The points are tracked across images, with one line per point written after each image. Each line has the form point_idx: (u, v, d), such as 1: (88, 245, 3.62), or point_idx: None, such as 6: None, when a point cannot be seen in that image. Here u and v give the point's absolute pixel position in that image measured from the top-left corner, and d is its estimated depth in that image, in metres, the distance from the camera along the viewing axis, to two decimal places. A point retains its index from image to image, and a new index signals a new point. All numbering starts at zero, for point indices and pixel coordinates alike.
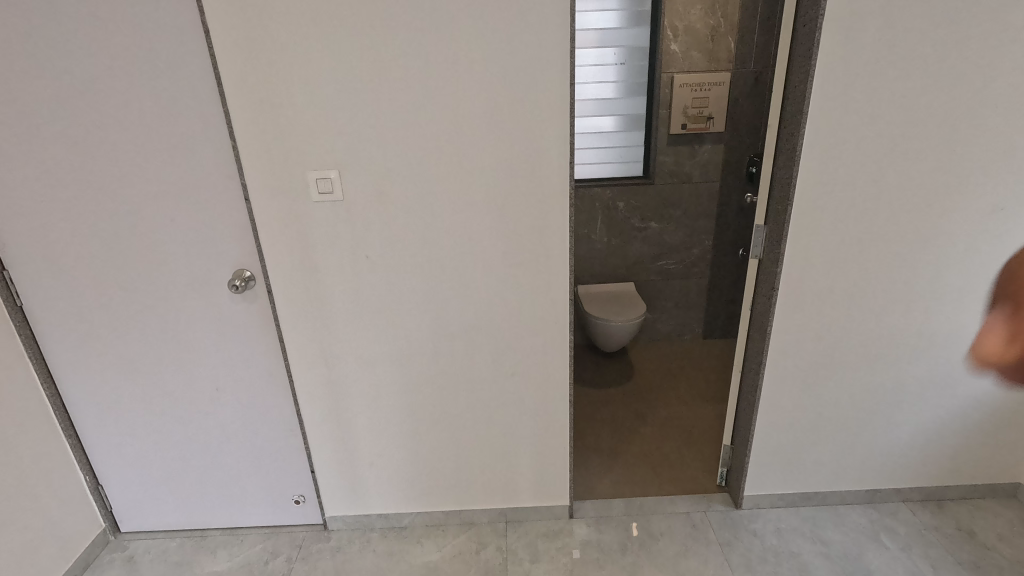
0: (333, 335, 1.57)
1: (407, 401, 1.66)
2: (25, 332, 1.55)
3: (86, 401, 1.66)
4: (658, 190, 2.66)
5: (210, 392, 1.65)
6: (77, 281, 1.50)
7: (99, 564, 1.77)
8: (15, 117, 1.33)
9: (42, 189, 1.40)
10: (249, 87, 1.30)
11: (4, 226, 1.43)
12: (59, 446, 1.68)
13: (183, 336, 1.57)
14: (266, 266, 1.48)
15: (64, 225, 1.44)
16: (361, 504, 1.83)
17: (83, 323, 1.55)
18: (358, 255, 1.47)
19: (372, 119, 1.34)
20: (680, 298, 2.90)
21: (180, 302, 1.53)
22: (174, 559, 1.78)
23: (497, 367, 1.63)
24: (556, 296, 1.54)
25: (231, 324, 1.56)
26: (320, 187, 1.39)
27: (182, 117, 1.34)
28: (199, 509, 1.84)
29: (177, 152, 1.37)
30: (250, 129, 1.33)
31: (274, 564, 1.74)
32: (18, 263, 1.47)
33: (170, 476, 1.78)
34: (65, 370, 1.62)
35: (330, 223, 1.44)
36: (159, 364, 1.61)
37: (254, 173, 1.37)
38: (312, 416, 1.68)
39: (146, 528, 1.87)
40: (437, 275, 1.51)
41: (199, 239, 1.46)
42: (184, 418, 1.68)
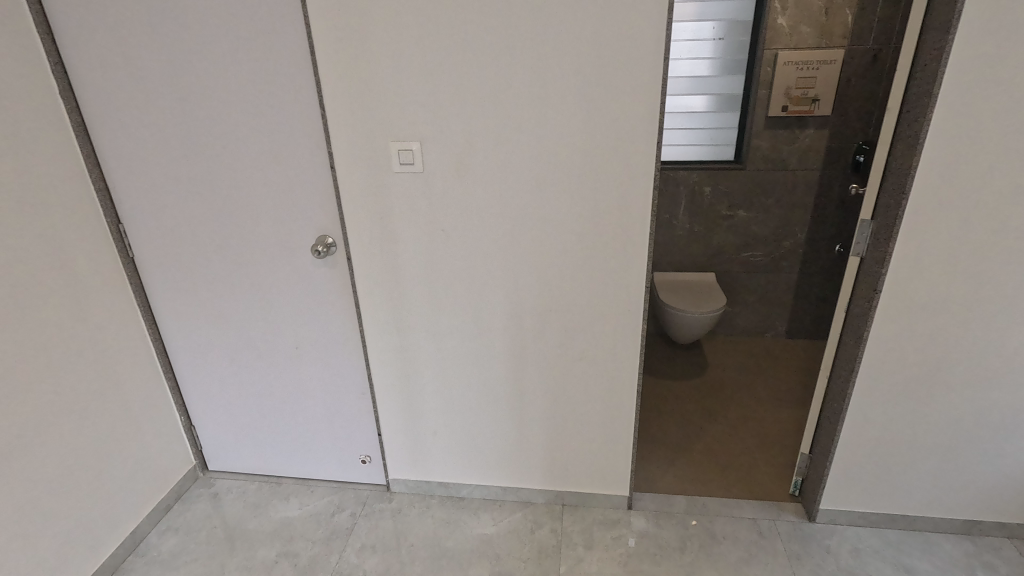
0: (406, 305, 1.60)
1: (472, 375, 1.68)
2: (135, 281, 1.70)
3: (184, 349, 1.81)
4: (749, 176, 2.49)
5: (291, 349, 1.74)
6: (180, 238, 1.62)
7: (189, 496, 1.95)
8: (134, 82, 1.44)
9: (154, 151, 1.52)
10: (340, 58, 1.32)
11: (122, 184, 1.57)
12: (160, 387, 1.84)
13: (269, 295, 1.66)
14: (348, 234, 1.52)
15: (172, 186, 1.55)
16: (422, 470, 1.88)
17: (184, 277, 1.68)
18: (435, 228, 1.48)
19: (456, 91, 1.32)
20: (765, 292, 2.72)
21: (267, 263, 1.61)
22: (252, 501, 1.92)
23: (564, 349, 1.60)
24: (631, 283, 1.48)
25: (313, 287, 1.63)
26: (401, 158, 1.40)
27: (277, 87, 1.39)
28: (275, 457, 1.96)
29: (272, 120, 1.42)
30: (339, 99, 1.36)
31: (340, 517, 1.84)
32: (132, 218, 1.62)
33: (251, 424, 1.91)
34: (167, 318, 1.77)
35: (409, 195, 1.45)
36: (247, 319, 1.71)
37: (341, 142, 1.41)
38: (382, 381, 1.73)
39: (230, 470, 2.03)
40: (510, 253, 1.49)
41: (289, 205, 1.52)
42: (267, 371, 1.79)
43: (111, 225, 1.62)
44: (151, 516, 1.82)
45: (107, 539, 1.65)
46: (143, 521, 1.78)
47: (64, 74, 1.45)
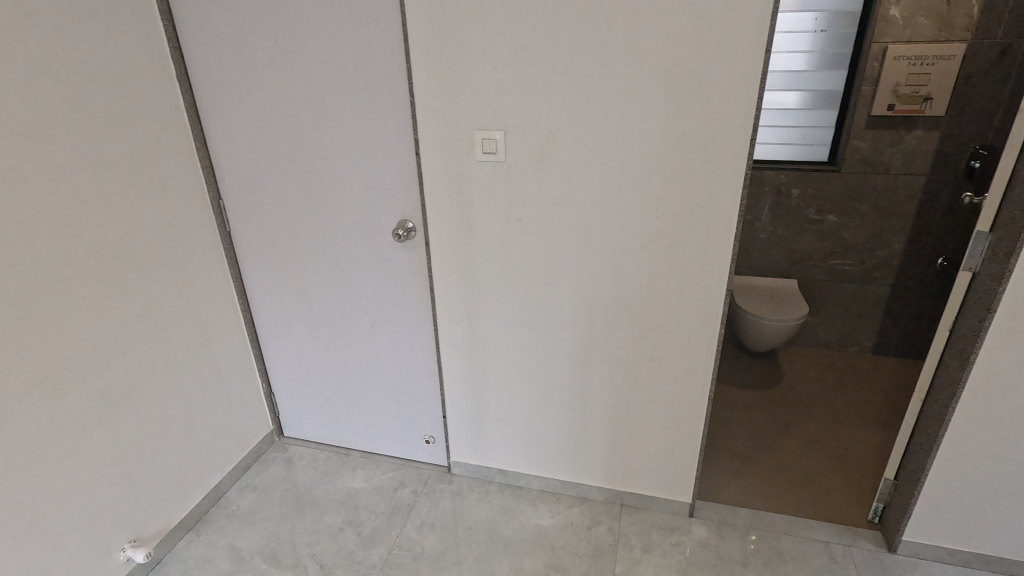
0: (479, 293, 1.62)
1: (539, 366, 1.68)
2: (230, 254, 1.82)
3: (270, 320, 1.92)
4: (844, 179, 2.33)
5: (366, 328, 1.80)
6: (272, 215, 1.72)
7: (265, 458, 2.08)
8: (241, 67, 1.53)
9: (254, 133, 1.61)
10: (432, 46, 1.34)
11: (225, 163, 1.68)
12: (246, 355, 1.97)
13: (349, 275, 1.73)
14: (427, 220, 1.56)
15: (268, 166, 1.64)
16: (483, 456, 1.91)
17: (273, 252, 1.78)
18: (512, 218, 1.49)
19: (544, 82, 1.31)
20: (852, 304, 2.55)
21: (351, 244, 1.68)
22: (322, 469, 2.02)
23: (635, 348, 1.57)
24: (711, 285, 1.43)
25: (391, 270, 1.68)
26: (485, 147, 1.41)
27: (370, 74, 1.43)
28: (345, 430, 2.05)
29: (363, 106, 1.47)
30: (428, 87, 1.39)
31: (402, 493, 1.90)
32: (231, 195, 1.73)
33: (325, 395, 2.00)
34: (256, 291, 1.88)
35: (489, 183, 1.46)
36: (328, 296, 1.79)
37: (427, 130, 1.44)
38: (450, 366, 1.77)
39: (303, 437, 2.14)
40: (587, 247, 1.47)
41: (373, 188, 1.57)
42: (343, 347, 1.87)
43: (212, 201, 1.74)
44: (233, 473, 1.95)
45: (194, 490, 1.79)
46: (225, 477, 1.92)
47: (180, 58, 1.56)
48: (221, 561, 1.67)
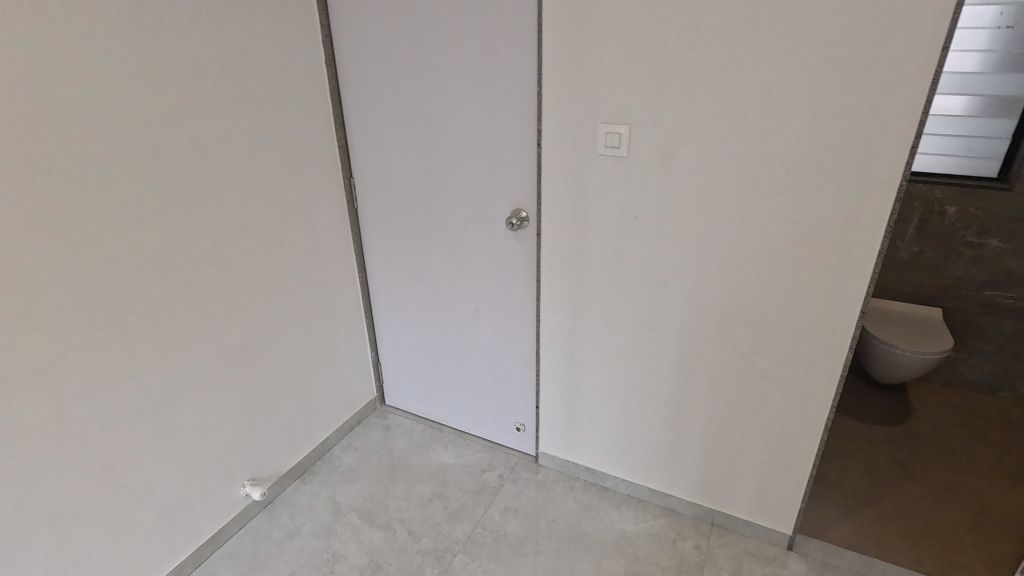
0: (585, 288, 1.60)
1: (639, 369, 1.63)
2: (355, 229, 1.95)
3: (384, 294, 2.03)
4: (1017, 200, 2.02)
5: (471, 311, 1.86)
6: (396, 196, 1.81)
7: (367, 423, 2.22)
8: (382, 54, 1.62)
9: (388, 116, 1.70)
10: (565, 37, 1.34)
11: (360, 144, 1.80)
12: (360, 324, 2.11)
13: (460, 258, 1.79)
14: (541, 211, 1.56)
15: (397, 149, 1.73)
16: (572, 452, 1.90)
17: (393, 231, 1.88)
18: (628, 215, 1.45)
19: (678, 76, 1.26)
20: (1008, 343, 2.22)
21: (465, 228, 1.73)
22: (417, 440, 2.12)
23: (746, 364, 1.48)
24: (842, 305, 1.31)
25: (500, 257, 1.71)
26: (608, 141, 1.39)
27: (502, 64, 1.46)
28: (442, 406, 2.14)
29: (491, 95, 1.51)
30: (556, 78, 1.39)
31: (489, 475, 1.95)
32: (362, 175, 1.85)
33: (427, 371, 2.09)
34: (374, 265, 2.00)
35: (608, 178, 1.43)
36: (439, 276, 1.86)
37: (551, 120, 1.44)
38: (548, 358, 1.77)
39: (403, 408, 2.26)
40: (704, 252, 1.40)
41: (492, 176, 1.61)
42: (448, 327, 1.94)
43: (343, 178, 1.87)
44: (338, 432, 2.11)
45: (304, 442, 1.95)
46: (331, 435, 2.08)
47: (330, 44, 1.69)
48: (322, 511, 1.82)
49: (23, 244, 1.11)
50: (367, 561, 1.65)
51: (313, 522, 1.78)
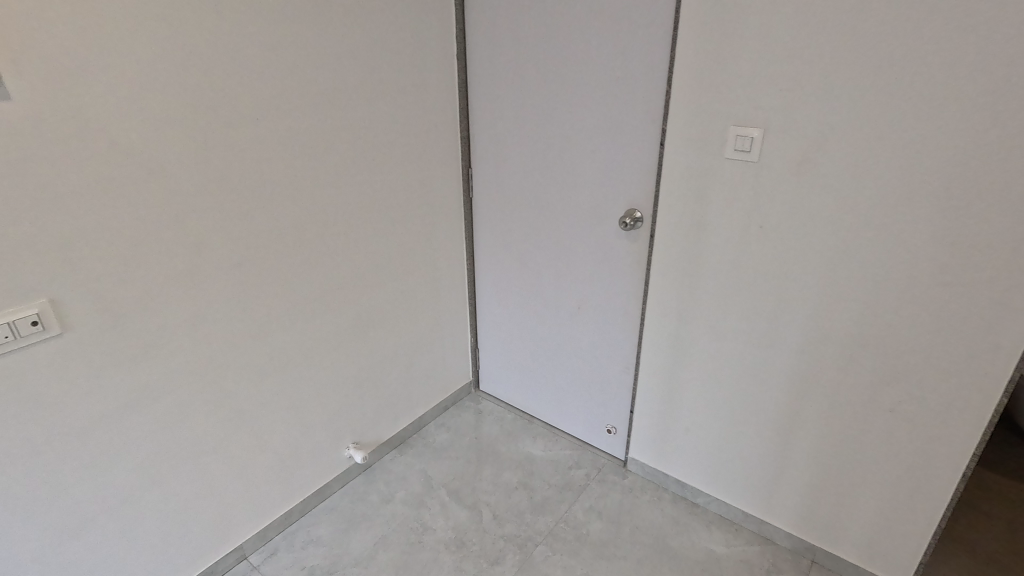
0: (695, 296, 1.55)
1: (745, 386, 1.55)
2: (468, 218, 2.03)
3: (488, 282, 2.10)
4: None
5: (573, 307, 1.86)
6: (510, 188, 1.86)
7: (461, 405, 2.31)
8: (511, 49, 1.67)
9: (510, 110, 1.75)
10: (701, 35, 1.30)
11: (481, 137, 1.87)
12: (463, 309, 2.19)
13: (568, 254, 1.79)
14: (657, 213, 1.53)
15: (516, 142, 1.77)
16: (663, 462, 1.85)
17: (504, 222, 1.93)
18: (751, 224, 1.38)
19: (824, 78, 1.17)
20: None
21: (576, 225, 1.73)
22: (507, 428, 2.17)
23: (871, 395, 1.35)
24: (999, 344, 1.16)
25: (608, 256, 1.70)
26: (737, 144, 1.32)
27: (630, 62, 1.44)
28: (534, 398, 2.17)
29: (616, 93, 1.50)
30: (687, 77, 1.35)
31: (575, 473, 1.95)
32: (480, 166, 1.92)
33: (523, 362, 2.13)
34: (482, 255, 2.07)
35: (732, 184, 1.37)
36: (544, 270, 1.88)
37: (677, 121, 1.40)
38: (648, 362, 1.73)
39: (495, 395, 2.33)
40: (834, 270, 1.30)
41: (608, 174, 1.60)
42: (547, 321, 1.96)
43: (462, 168, 1.95)
44: (434, 410, 2.21)
45: (404, 416, 2.07)
46: (428, 412, 2.18)
47: (461, 39, 1.76)
48: (414, 482, 1.92)
49: (195, 211, 1.27)
50: (453, 536, 1.72)
51: (405, 492, 1.88)
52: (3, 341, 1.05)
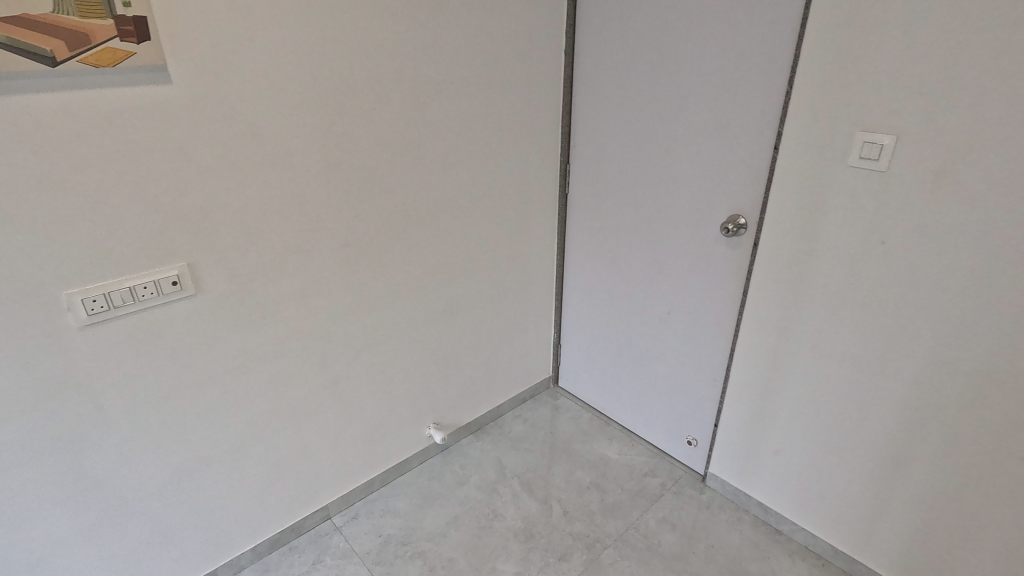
0: (799, 311, 1.45)
1: (848, 413, 1.44)
2: (561, 214, 2.04)
3: (576, 279, 2.09)
4: None
5: (662, 311, 1.81)
6: (607, 186, 1.84)
7: (539, 398, 2.33)
8: (621, 46, 1.64)
9: (615, 107, 1.72)
10: (831, 33, 1.20)
11: (582, 133, 1.86)
12: (549, 304, 2.20)
13: (661, 256, 1.75)
14: (763, 221, 1.45)
15: (617, 140, 1.75)
16: (746, 481, 1.76)
17: (598, 220, 1.91)
18: (871, 238, 1.27)
19: (975, 82, 1.05)
20: None
21: (673, 227, 1.68)
22: (583, 426, 2.17)
23: (1001, 440, 1.20)
24: None
25: (705, 262, 1.63)
26: (863, 151, 1.22)
27: (747, 61, 1.37)
28: (613, 400, 2.14)
29: (728, 92, 1.43)
30: (811, 78, 1.26)
31: (650, 481, 1.91)
32: (579, 163, 1.91)
33: (604, 362, 2.11)
34: (572, 252, 2.07)
35: (853, 194, 1.27)
36: (635, 271, 1.85)
37: (796, 124, 1.32)
38: (739, 376, 1.66)
39: (573, 393, 2.32)
40: (967, 296, 1.16)
41: (713, 177, 1.53)
42: (633, 324, 1.93)
43: (560, 164, 1.95)
44: (513, 401, 2.25)
45: (483, 403, 2.12)
46: (506, 402, 2.22)
47: (571, 34, 1.76)
48: (488, 468, 1.96)
49: (313, 192, 1.36)
50: (522, 526, 1.74)
51: (479, 476, 1.93)
52: (149, 297, 1.18)
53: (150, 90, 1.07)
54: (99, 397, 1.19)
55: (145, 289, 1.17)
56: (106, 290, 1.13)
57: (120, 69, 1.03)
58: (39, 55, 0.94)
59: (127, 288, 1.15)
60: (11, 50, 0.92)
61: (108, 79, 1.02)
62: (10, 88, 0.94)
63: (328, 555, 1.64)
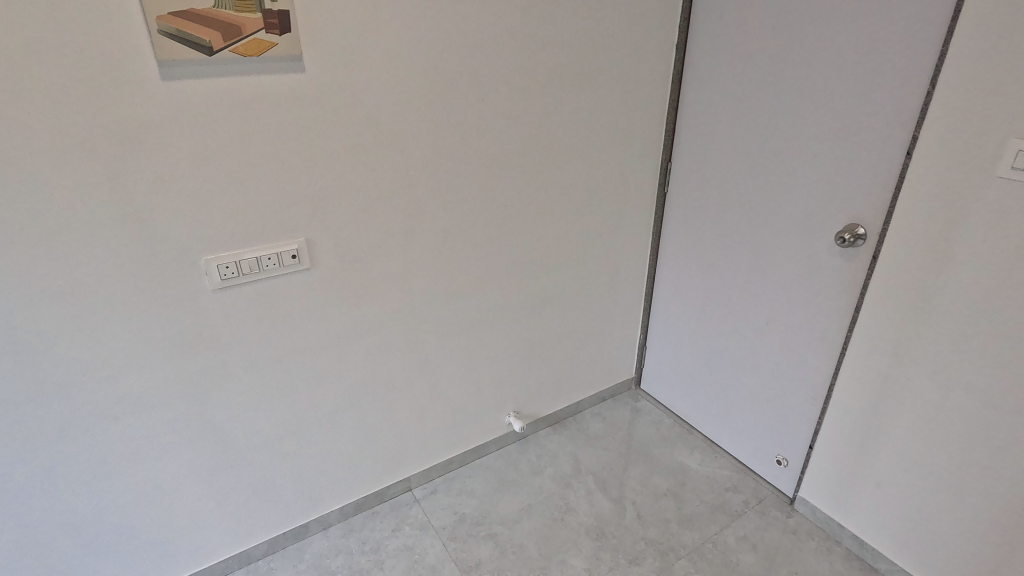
0: (919, 334, 1.32)
1: (970, 451, 1.29)
2: (659, 213, 1.99)
3: (669, 281, 2.04)
4: None
5: (760, 321, 1.72)
6: (711, 187, 1.77)
7: (619, 398, 2.31)
8: (739, 41, 1.57)
9: (726, 105, 1.65)
10: (987, 27, 1.08)
11: (687, 131, 1.80)
12: (637, 304, 2.17)
13: (763, 264, 1.66)
14: (886, 232, 1.33)
15: (726, 140, 1.68)
16: (840, 510, 1.64)
17: (697, 222, 1.85)
18: (1017, 258, 1.12)
19: None
20: None
21: (779, 234, 1.59)
22: (663, 432, 2.12)
23: None
24: None
25: (813, 272, 1.53)
26: (1016, 161, 1.08)
27: (882, 58, 1.26)
28: (697, 409, 2.07)
29: (856, 92, 1.32)
30: (958, 78, 1.14)
31: (732, 496, 1.83)
32: (681, 162, 1.86)
33: (692, 368, 2.05)
34: (666, 253, 2.02)
35: (998, 208, 1.13)
36: (733, 277, 1.77)
37: (935, 128, 1.19)
38: (842, 397, 1.54)
39: (656, 397, 2.28)
40: None
41: (830, 183, 1.43)
42: (726, 332, 1.85)
43: (662, 162, 1.91)
44: (593, 398, 2.24)
45: (563, 397, 2.13)
46: (586, 398, 2.22)
47: (685, 28, 1.71)
48: (563, 462, 1.97)
49: (420, 179, 1.43)
50: (594, 523, 1.73)
51: (554, 469, 1.94)
52: (272, 267, 1.30)
53: (286, 78, 1.17)
54: (223, 353, 1.33)
55: (269, 260, 1.29)
56: (237, 258, 1.25)
57: (266, 58, 1.13)
58: (199, 46, 1.06)
59: (254, 258, 1.27)
60: (177, 41, 1.04)
61: (255, 67, 1.13)
62: (178, 74, 1.07)
63: (406, 524, 1.73)
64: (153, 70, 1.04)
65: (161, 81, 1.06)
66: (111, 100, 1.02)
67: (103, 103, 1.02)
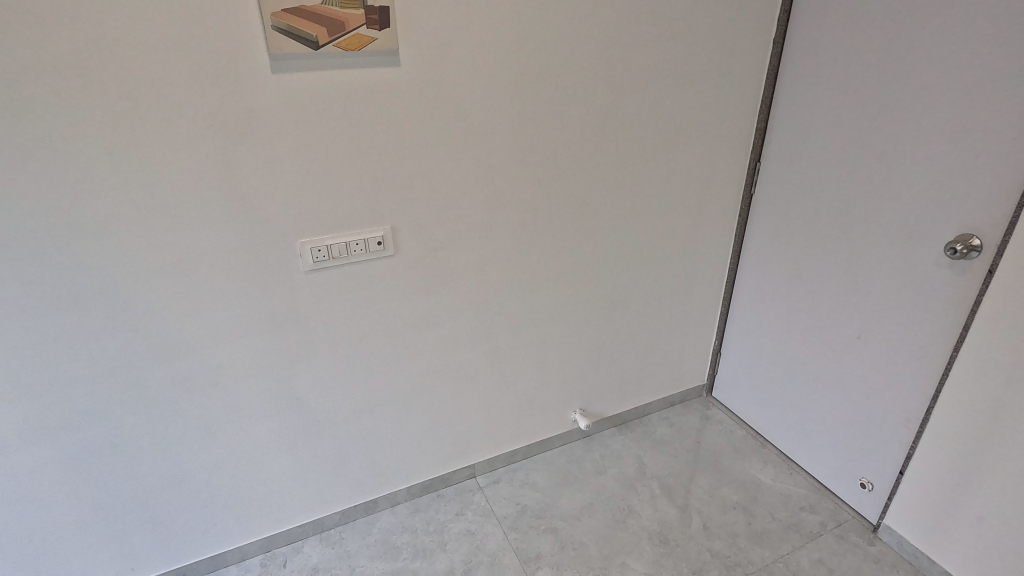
0: None
1: None
2: (742, 216, 1.92)
3: (750, 287, 1.96)
4: None
5: (849, 335, 1.62)
6: (802, 190, 1.68)
7: (689, 404, 2.25)
8: (842, 35, 1.46)
9: (823, 104, 1.55)
10: None
11: (779, 131, 1.71)
12: (713, 309, 2.10)
13: (857, 274, 1.55)
14: (1006, 246, 1.20)
15: (821, 140, 1.58)
16: (931, 544, 1.51)
17: (784, 226, 1.76)
18: None
19: None
20: None
21: (877, 242, 1.48)
22: (735, 443, 2.04)
23: None
24: None
25: (914, 286, 1.41)
26: None
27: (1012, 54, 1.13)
28: (774, 422, 1.98)
29: (977, 91, 1.20)
30: None
31: (808, 517, 1.73)
32: (771, 163, 1.77)
33: (769, 380, 1.96)
34: (749, 257, 1.93)
35: None
36: (822, 287, 1.67)
37: None
38: (940, 423, 1.42)
39: (728, 406, 2.20)
40: None
41: (940, 189, 1.31)
42: (811, 344, 1.75)
43: (750, 162, 1.83)
44: (661, 402, 2.19)
45: (630, 398, 2.10)
46: (655, 402, 2.17)
47: (783, 22, 1.62)
48: (628, 464, 1.94)
49: (501, 172, 1.45)
50: (658, 529, 1.70)
51: (618, 470, 1.92)
52: (359, 253, 1.37)
53: (382, 73, 1.22)
54: (311, 332, 1.41)
55: (358, 246, 1.36)
56: (328, 243, 1.33)
57: (364, 53, 1.19)
58: (308, 41, 1.13)
59: (343, 244, 1.34)
60: (290, 36, 1.11)
61: (354, 62, 1.19)
62: (286, 67, 1.14)
63: (470, 510, 1.77)
64: (265, 63, 1.12)
65: (271, 74, 1.13)
66: (229, 91, 1.11)
67: (223, 94, 1.11)
